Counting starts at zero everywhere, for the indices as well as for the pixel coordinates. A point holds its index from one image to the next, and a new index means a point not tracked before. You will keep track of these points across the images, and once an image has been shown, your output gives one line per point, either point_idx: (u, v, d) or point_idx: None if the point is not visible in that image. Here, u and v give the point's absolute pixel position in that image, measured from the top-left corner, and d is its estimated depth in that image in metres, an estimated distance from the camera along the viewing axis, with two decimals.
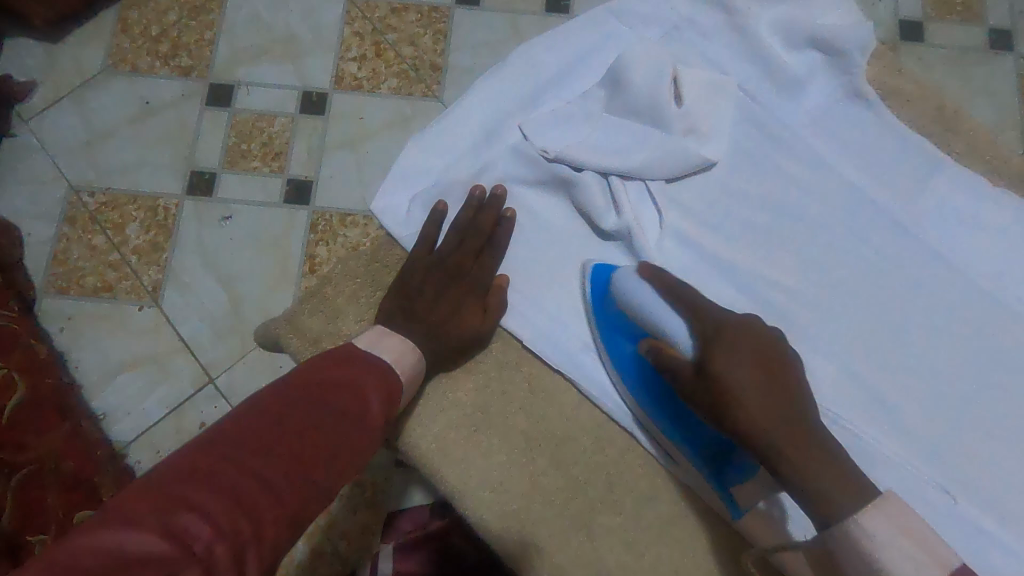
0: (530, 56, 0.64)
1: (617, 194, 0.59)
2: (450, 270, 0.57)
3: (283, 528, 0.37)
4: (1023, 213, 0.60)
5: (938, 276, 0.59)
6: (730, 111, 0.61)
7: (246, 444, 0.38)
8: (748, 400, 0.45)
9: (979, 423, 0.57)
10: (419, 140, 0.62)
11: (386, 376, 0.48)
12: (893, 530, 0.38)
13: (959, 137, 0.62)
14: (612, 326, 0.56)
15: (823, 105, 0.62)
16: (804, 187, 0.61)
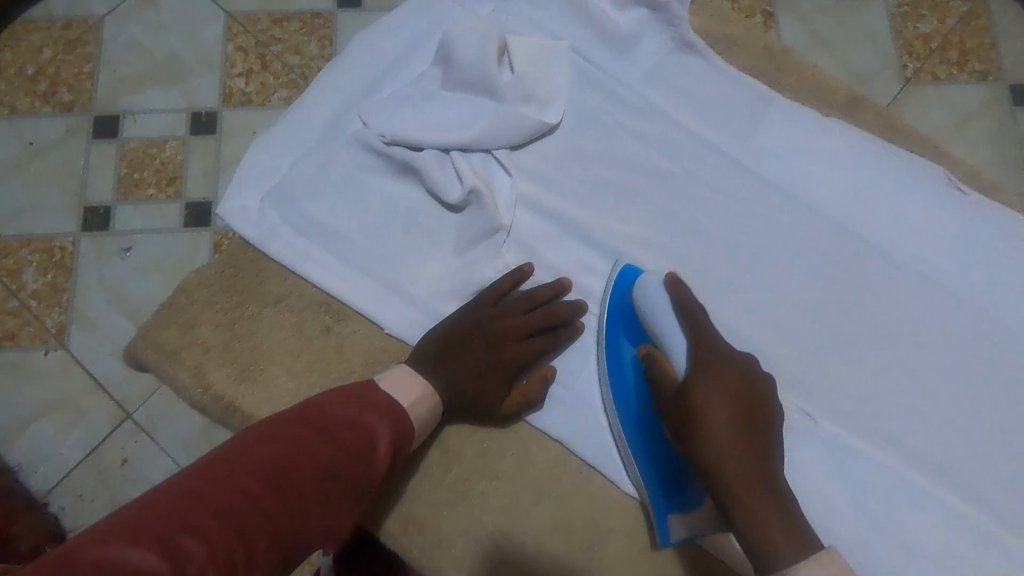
0: (367, 44, 0.64)
1: (459, 166, 0.59)
2: (494, 337, 0.56)
3: (273, 559, 0.40)
4: (857, 140, 0.63)
5: (788, 210, 0.61)
6: (566, 75, 0.63)
7: (251, 473, 0.41)
8: (715, 430, 0.48)
9: (843, 348, 0.59)
10: (261, 142, 0.61)
11: (402, 417, 0.49)
12: None
13: (791, 78, 0.65)
14: (623, 326, 0.58)
15: (657, 59, 0.64)
16: (649, 142, 0.62)
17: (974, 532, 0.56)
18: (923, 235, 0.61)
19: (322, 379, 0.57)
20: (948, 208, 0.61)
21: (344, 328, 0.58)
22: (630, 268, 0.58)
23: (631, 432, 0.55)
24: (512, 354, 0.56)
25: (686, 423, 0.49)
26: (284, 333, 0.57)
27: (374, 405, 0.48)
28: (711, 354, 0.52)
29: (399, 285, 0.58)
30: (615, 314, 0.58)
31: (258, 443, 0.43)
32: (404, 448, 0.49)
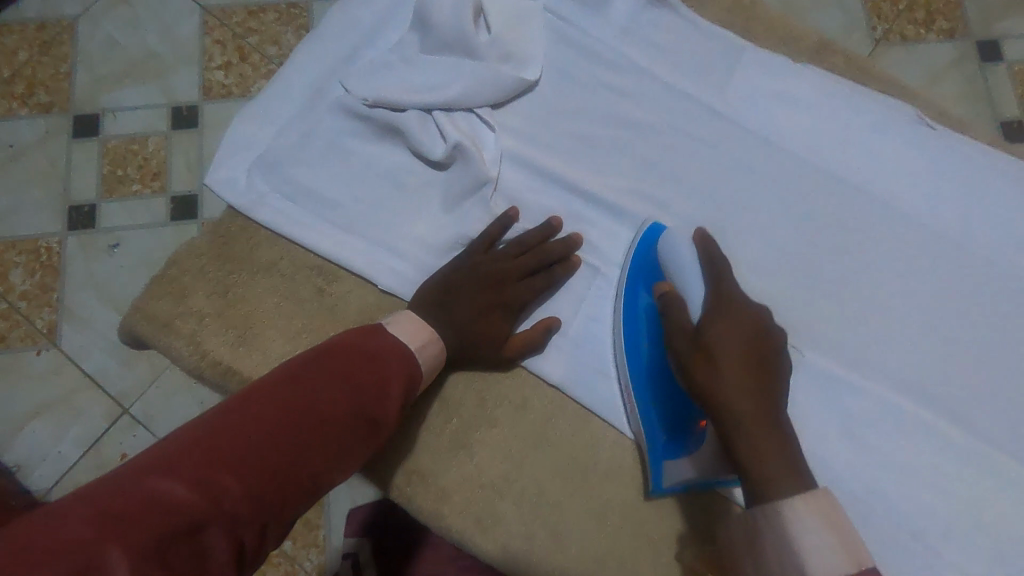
0: (344, 14, 0.65)
1: (442, 125, 0.60)
2: (493, 277, 0.56)
3: (304, 495, 0.40)
4: (827, 84, 0.64)
5: (764, 154, 0.63)
6: (542, 33, 0.64)
7: (284, 411, 0.41)
8: (727, 374, 0.47)
9: (826, 283, 0.61)
10: (244, 113, 0.62)
11: (412, 364, 0.48)
12: (818, 523, 0.41)
13: (761, 30, 0.67)
14: (642, 275, 0.58)
15: (630, 15, 0.65)
16: (626, 95, 0.64)
17: (961, 452, 0.58)
18: (897, 171, 0.62)
19: (317, 340, 0.57)
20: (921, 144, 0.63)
21: (338, 288, 0.59)
22: (654, 225, 0.59)
23: (636, 378, 0.56)
24: (508, 295, 0.57)
25: (695, 367, 0.49)
26: (278, 296, 0.58)
27: (399, 352, 0.47)
28: (727, 303, 0.52)
29: (390, 244, 0.59)
30: (636, 263, 0.58)
31: (286, 381, 0.43)
32: (421, 392, 0.49)
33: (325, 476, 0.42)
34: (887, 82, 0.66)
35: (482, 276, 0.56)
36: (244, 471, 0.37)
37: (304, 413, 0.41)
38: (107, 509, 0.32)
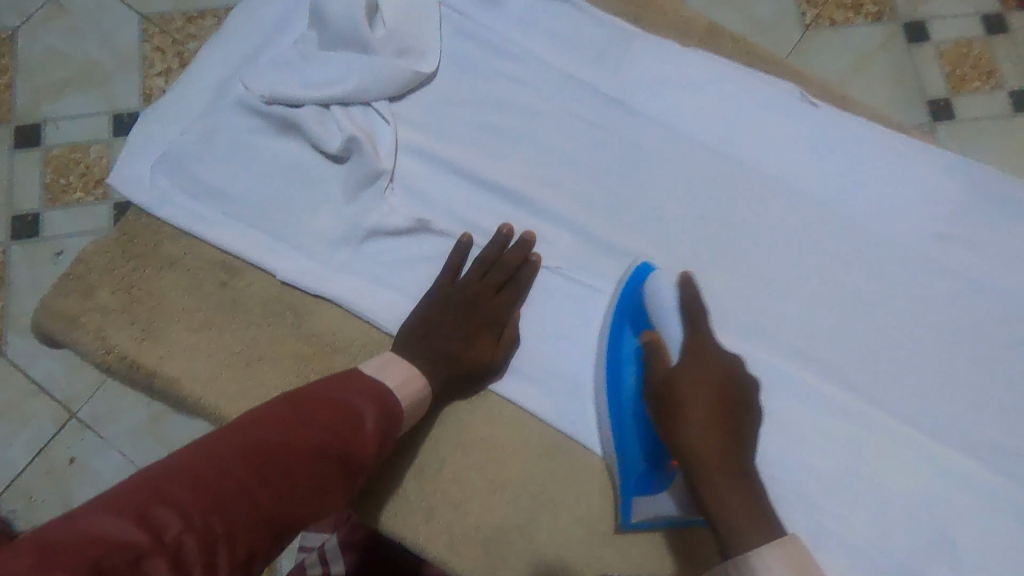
0: (246, 14, 0.67)
1: (338, 119, 0.62)
2: (466, 301, 0.59)
3: (261, 535, 0.39)
4: (717, 65, 0.66)
5: (656, 136, 0.65)
6: (438, 28, 0.66)
7: (238, 450, 0.42)
8: (697, 421, 0.49)
9: (718, 258, 0.63)
10: (150, 113, 0.64)
11: (388, 396, 0.51)
12: (785, 570, 0.42)
13: (654, 18, 0.69)
14: (627, 314, 0.59)
15: (526, 5, 0.67)
16: (521, 83, 0.65)
17: (842, 412, 0.61)
18: (786, 147, 0.65)
19: (221, 330, 0.59)
20: (809, 120, 0.65)
21: (240, 282, 0.61)
22: (644, 265, 0.60)
23: (614, 417, 0.58)
24: (492, 321, 0.59)
25: (669, 410, 0.51)
26: (182, 290, 0.60)
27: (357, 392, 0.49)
28: (703, 350, 0.53)
29: (290, 235, 0.61)
30: (623, 304, 0.59)
31: (242, 426, 0.44)
32: (390, 433, 0.49)
33: (281, 521, 0.41)
34: (779, 64, 0.69)
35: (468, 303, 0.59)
36: (191, 505, 0.37)
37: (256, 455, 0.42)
38: (43, 544, 0.32)
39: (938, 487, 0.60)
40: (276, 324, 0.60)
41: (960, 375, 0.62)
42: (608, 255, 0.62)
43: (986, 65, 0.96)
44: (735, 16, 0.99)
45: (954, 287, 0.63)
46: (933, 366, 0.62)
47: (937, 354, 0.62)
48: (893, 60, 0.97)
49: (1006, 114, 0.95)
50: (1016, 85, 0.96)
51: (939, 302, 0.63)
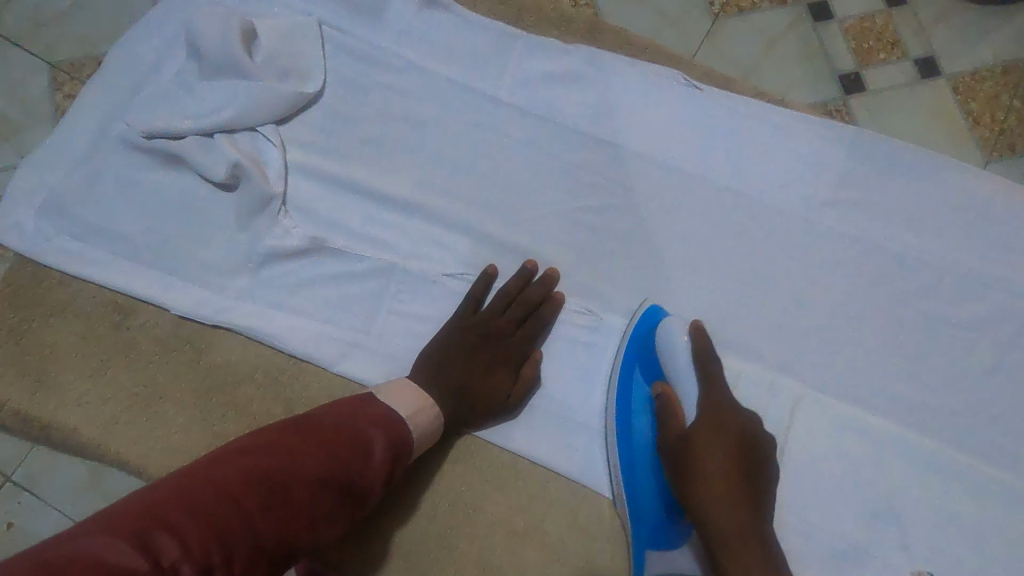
0: (125, 52, 0.66)
1: (222, 147, 0.61)
2: (488, 335, 0.59)
3: (256, 558, 0.42)
4: (599, 58, 0.67)
5: (546, 133, 0.66)
6: (319, 46, 0.66)
7: (236, 478, 0.44)
8: (715, 485, 0.52)
9: (617, 246, 0.63)
10: (28, 159, 0.63)
11: (400, 428, 0.52)
12: None
13: (534, 21, 0.71)
14: (637, 365, 0.60)
15: (405, 18, 0.68)
16: (408, 96, 0.66)
17: (753, 385, 0.62)
18: (673, 131, 0.66)
19: (118, 373, 0.59)
20: (691, 103, 0.66)
21: (134, 321, 0.60)
22: (656, 309, 0.60)
23: (628, 470, 0.58)
24: (507, 346, 0.59)
25: (685, 477, 0.53)
26: (76, 337, 0.60)
27: (363, 421, 0.50)
28: (718, 411, 0.55)
29: (182, 268, 0.60)
30: (632, 350, 0.60)
31: (241, 452, 0.46)
32: (399, 461, 0.51)
33: (273, 548, 0.43)
34: (659, 53, 0.71)
35: (483, 331, 0.59)
36: (192, 533, 0.39)
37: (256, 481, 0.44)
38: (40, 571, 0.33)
39: (855, 448, 0.61)
40: (173, 358, 0.60)
41: (866, 335, 0.63)
42: (506, 254, 0.63)
43: (890, 36, 0.98)
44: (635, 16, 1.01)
45: (851, 250, 0.64)
46: (840, 330, 0.63)
47: (844, 317, 0.63)
48: (799, 40, 1.00)
49: (911, 83, 0.97)
50: (919, 53, 0.98)
51: (839, 265, 0.64)
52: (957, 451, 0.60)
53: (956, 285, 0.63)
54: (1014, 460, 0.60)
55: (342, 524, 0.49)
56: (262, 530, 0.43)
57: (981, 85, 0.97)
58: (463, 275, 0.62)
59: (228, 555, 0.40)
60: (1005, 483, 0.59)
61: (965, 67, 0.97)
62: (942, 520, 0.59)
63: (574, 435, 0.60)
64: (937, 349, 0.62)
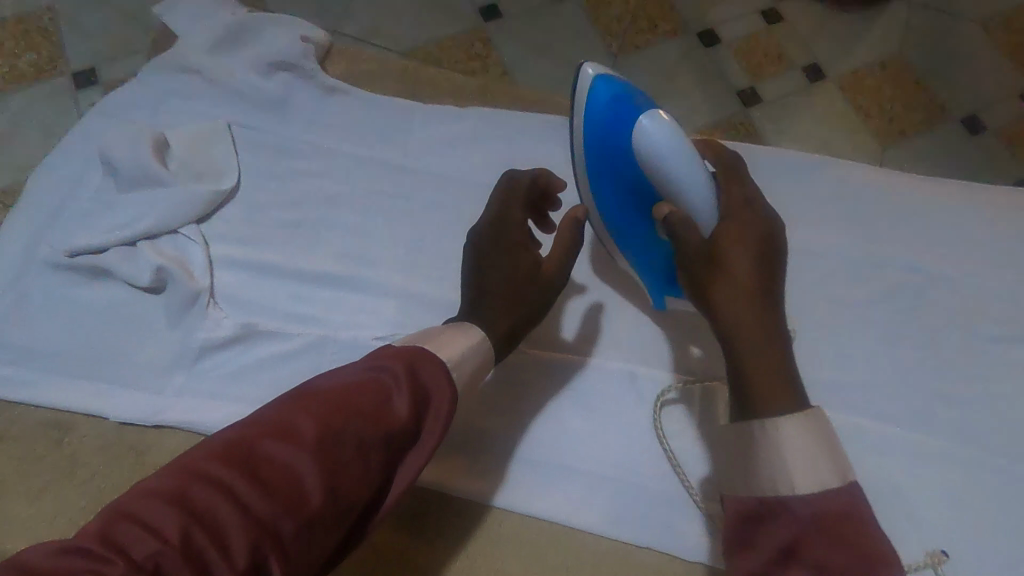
0: (45, 179, 0.70)
1: (145, 254, 0.64)
2: (502, 238, 0.58)
3: (273, 533, 0.38)
4: (492, 116, 0.73)
5: (454, 190, 0.70)
6: (230, 145, 0.71)
7: (234, 453, 0.40)
8: (737, 288, 0.52)
9: None
10: None
11: (421, 360, 0.47)
12: (799, 435, 0.46)
13: (431, 92, 0.77)
14: (607, 159, 0.57)
15: (310, 107, 0.73)
16: (322, 177, 0.71)
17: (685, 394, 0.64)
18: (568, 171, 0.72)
19: (62, 491, 0.59)
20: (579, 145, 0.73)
21: (73, 436, 0.61)
22: (603, 82, 0.56)
23: (631, 246, 0.62)
24: (526, 256, 0.58)
25: (708, 287, 0.53)
26: (16, 461, 0.60)
27: (382, 370, 0.45)
28: (733, 202, 0.55)
29: (119, 375, 0.62)
30: (597, 147, 0.57)
31: (250, 424, 0.42)
32: (427, 406, 0.46)
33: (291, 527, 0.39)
34: (548, 104, 0.77)
35: (494, 239, 0.58)
36: (174, 526, 0.36)
37: (255, 457, 0.40)
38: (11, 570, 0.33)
39: None
40: (121, 464, 0.60)
41: None
42: (432, 308, 0.66)
43: (775, 51, 1.10)
44: (536, 76, 1.12)
45: None
46: None
47: None
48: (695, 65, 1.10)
49: (804, 88, 1.07)
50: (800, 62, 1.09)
51: None
52: (883, 424, 0.64)
53: (850, 269, 0.69)
54: (938, 422, 0.64)
55: (376, 485, 0.44)
56: (263, 511, 0.38)
57: (863, 82, 1.07)
58: (393, 333, 0.64)
59: (224, 542, 0.36)
60: (932, 446, 0.63)
61: (846, 68, 1.08)
62: (885, 492, 0.62)
63: (521, 471, 0.62)
64: (844, 330, 0.67)
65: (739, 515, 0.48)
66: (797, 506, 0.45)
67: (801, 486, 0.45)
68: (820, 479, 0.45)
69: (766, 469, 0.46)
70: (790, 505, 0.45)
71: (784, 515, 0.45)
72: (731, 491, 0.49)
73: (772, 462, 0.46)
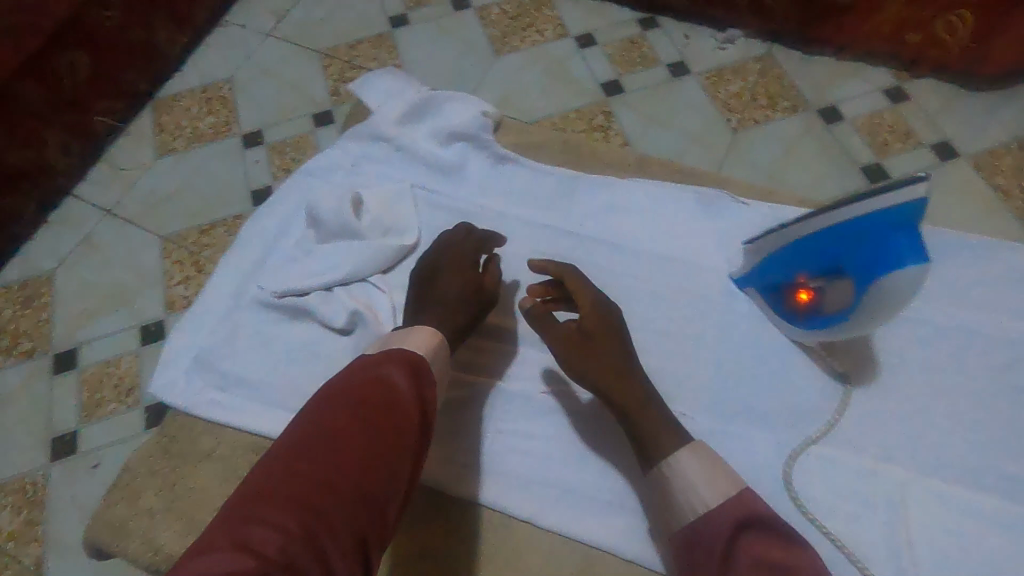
0: (254, 228, 0.80)
1: (341, 298, 0.72)
2: (453, 261, 0.72)
3: (352, 505, 0.53)
4: (652, 186, 0.85)
5: (619, 256, 0.82)
6: (414, 206, 0.79)
7: (299, 461, 0.55)
8: (633, 399, 0.72)
9: (686, 338, 0.80)
10: (181, 326, 0.74)
11: (412, 356, 0.64)
12: (697, 465, 0.67)
13: (595, 164, 0.87)
14: (844, 239, 0.66)
15: (485, 175, 0.82)
16: (497, 238, 0.79)
17: None
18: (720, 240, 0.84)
19: None
20: (728, 215, 0.84)
21: None
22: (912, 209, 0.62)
23: (773, 259, 0.76)
24: (464, 281, 0.71)
25: (618, 386, 0.73)
26: (221, 480, 0.67)
27: (390, 372, 0.62)
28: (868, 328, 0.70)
29: None
30: (851, 226, 0.65)
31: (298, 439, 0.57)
32: (428, 391, 0.64)
33: (367, 503, 0.54)
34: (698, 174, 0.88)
35: (446, 261, 0.73)
36: (288, 523, 0.50)
37: (317, 456, 0.55)
38: None
39: None
40: None
41: None
42: None
43: None
44: None
45: None
46: None
47: None
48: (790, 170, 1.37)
49: None
50: None
51: None
52: None
53: None
54: None
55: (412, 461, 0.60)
56: (339, 492, 0.53)
57: None
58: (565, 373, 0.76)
59: (326, 522, 0.51)
60: None
61: None
62: None
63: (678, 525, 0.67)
64: None
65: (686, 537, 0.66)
66: (717, 513, 0.64)
67: (710, 501, 0.65)
68: (721, 490, 0.66)
69: (684, 504, 0.66)
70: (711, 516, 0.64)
71: (710, 529, 0.64)
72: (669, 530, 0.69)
73: (685, 493, 0.67)
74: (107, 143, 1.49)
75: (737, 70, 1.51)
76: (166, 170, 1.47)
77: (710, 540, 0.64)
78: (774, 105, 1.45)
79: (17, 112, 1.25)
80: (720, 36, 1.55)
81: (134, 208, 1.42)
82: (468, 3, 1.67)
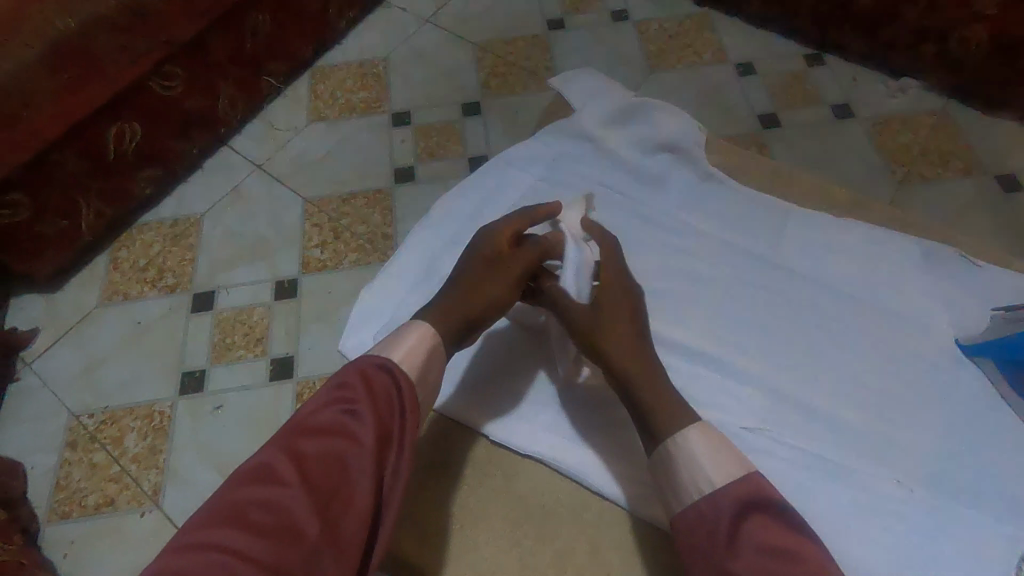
0: (452, 203, 0.96)
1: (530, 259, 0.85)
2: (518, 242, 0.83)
3: (297, 526, 0.58)
4: (843, 228, 0.88)
5: (802, 290, 0.84)
6: (614, 211, 0.92)
7: (257, 482, 0.60)
8: (635, 378, 0.74)
9: (869, 386, 0.78)
10: (381, 282, 0.91)
11: (378, 374, 0.68)
12: (700, 445, 0.67)
13: (781, 195, 0.95)
14: None
15: (686, 188, 0.93)
16: (689, 250, 0.89)
17: None
18: (913, 289, 0.83)
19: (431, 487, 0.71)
20: (921, 272, 0.84)
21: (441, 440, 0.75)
22: None
23: None
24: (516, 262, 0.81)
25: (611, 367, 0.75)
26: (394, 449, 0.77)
27: (353, 393, 0.66)
28: None
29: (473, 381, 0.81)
30: None
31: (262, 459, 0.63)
32: (389, 412, 0.66)
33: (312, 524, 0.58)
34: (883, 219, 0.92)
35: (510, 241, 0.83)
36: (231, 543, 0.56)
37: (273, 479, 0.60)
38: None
39: None
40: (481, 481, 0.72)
41: None
42: (774, 397, 0.78)
43: None
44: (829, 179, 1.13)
45: None
46: None
47: None
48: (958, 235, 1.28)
49: None
50: None
51: None
52: None
53: None
54: None
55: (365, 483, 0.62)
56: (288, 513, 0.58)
57: None
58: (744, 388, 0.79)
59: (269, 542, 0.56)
60: None
61: None
62: None
63: None
64: None
65: (687, 519, 0.64)
66: (721, 500, 0.63)
67: (716, 482, 0.64)
68: (728, 472, 0.64)
69: (687, 483, 0.66)
70: (718, 500, 0.63)
71: (715, 509, 0.63)
72: (674, 509, 0.67)
73: (690, 472, 0.66)
74: (266, 102, 1.55)
75: (908, 121, 1.42)
76: (317, 135, 1.51)
77: (712, 520, 0.63)
78: (945, 164, 1.36)
79: (202, 63, 1.32)
80: (893, 83, 1.47)
81: (283, 167, 1.47)
82: (628, 15, 1.65)
